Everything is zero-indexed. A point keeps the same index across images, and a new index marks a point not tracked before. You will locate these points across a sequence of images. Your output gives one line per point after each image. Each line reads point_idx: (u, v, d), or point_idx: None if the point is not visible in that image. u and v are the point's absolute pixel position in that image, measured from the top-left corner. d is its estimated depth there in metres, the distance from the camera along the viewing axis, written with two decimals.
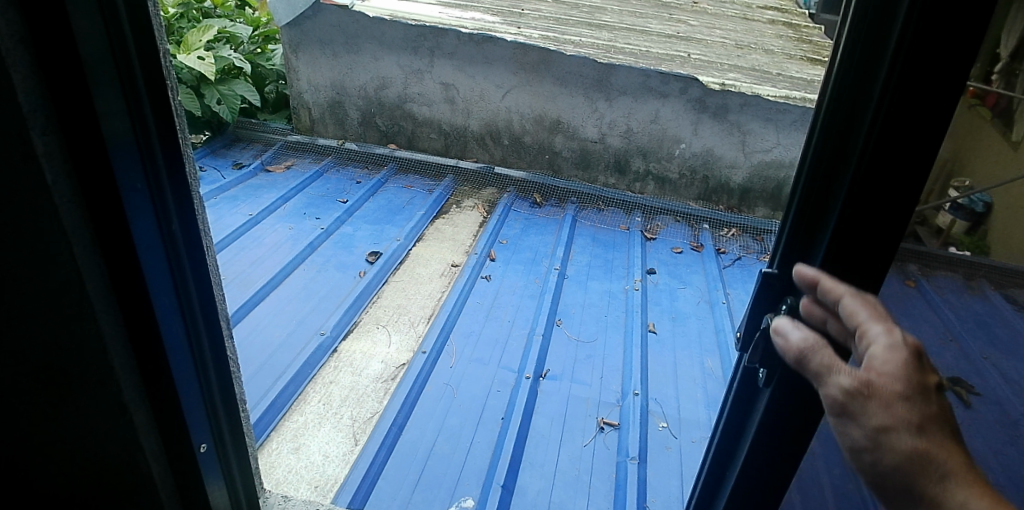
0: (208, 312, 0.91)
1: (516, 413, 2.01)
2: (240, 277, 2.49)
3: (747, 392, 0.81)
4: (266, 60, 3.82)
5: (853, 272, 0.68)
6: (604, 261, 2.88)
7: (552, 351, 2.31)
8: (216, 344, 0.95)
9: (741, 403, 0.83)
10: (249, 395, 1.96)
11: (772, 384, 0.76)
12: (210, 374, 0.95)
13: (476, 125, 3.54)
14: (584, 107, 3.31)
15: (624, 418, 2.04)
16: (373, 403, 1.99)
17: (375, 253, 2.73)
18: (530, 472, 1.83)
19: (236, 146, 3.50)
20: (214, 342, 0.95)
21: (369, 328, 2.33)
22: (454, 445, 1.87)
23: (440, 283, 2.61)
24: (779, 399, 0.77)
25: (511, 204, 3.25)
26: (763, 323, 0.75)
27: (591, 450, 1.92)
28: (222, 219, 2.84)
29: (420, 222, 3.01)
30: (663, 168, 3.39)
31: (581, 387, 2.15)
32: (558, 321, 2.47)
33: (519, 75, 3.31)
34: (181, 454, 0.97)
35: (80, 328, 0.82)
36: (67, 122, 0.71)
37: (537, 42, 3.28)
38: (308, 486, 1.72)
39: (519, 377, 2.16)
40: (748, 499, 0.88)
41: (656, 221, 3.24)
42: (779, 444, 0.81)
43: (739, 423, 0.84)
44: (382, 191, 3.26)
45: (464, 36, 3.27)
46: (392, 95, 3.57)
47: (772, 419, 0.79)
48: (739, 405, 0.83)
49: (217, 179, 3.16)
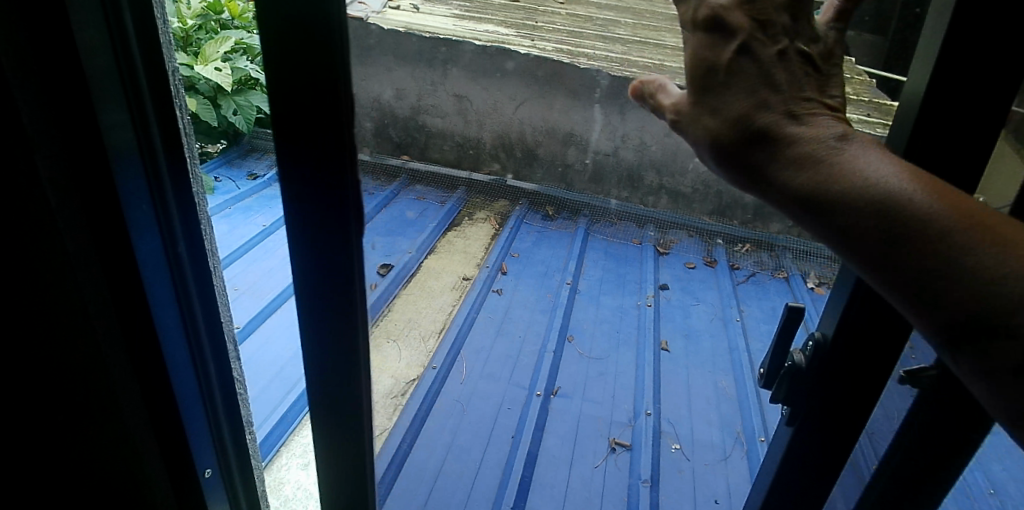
0: (216, 338, 0.89)
1: (526, 433, 1.99)
2: (253, 287, 2.49)
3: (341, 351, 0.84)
4: None
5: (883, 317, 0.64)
6: (617, 276, 2.86)
7: (563, 368, 2.29)
8: (223, 371, 0.92)
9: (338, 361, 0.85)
10: (259, 409, 1.96)
11: (794, 424, 0.73)
12: (217, 402, 0.93)
13: (488, 137, 3.53)
14: (597, 120, 3.31)
15: (636, 439, 2.01)
16: (383, 420, 1.98)
17: (386, 266, 2.67)
18: (540, 494, 1.80)
19: (250, 156, 3.52)
20: (221, 371, 0.92)
21: (380, 342, 2.31)
22: (464, 465, 1.86)
23: (452, 296, 2.60)
24: (801, 441, 0.74)
25: (522, 217, 3.24)
26: (790, 359, 0.72)
27: (603, 471, 1.89)
28: (235, 229, 2.85)
29: (432, 234, 3.00)
30: (676, 183, 3.31)
31: (592, 406, 2.13)
32: (570, 336, 2.45)
33: (532, 88, 3.32)
34: (185, 478, 0.95)
35: (81, 343, 0.81)
36: (71, 145, 0.70)
37: (551, 54, 3.30)
38: None
39: (529, 394, 2.14)
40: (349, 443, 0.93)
41: (669, 235, 3.22)
42: (796, 490, 0.77)
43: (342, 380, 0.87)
44: (395, 202, 3.27)
45: (478, 48, 3.30)
46: (405, 106, 3.56)
47: (792, 463, 0.75)
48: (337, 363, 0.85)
49: (231, 189, 3.17)
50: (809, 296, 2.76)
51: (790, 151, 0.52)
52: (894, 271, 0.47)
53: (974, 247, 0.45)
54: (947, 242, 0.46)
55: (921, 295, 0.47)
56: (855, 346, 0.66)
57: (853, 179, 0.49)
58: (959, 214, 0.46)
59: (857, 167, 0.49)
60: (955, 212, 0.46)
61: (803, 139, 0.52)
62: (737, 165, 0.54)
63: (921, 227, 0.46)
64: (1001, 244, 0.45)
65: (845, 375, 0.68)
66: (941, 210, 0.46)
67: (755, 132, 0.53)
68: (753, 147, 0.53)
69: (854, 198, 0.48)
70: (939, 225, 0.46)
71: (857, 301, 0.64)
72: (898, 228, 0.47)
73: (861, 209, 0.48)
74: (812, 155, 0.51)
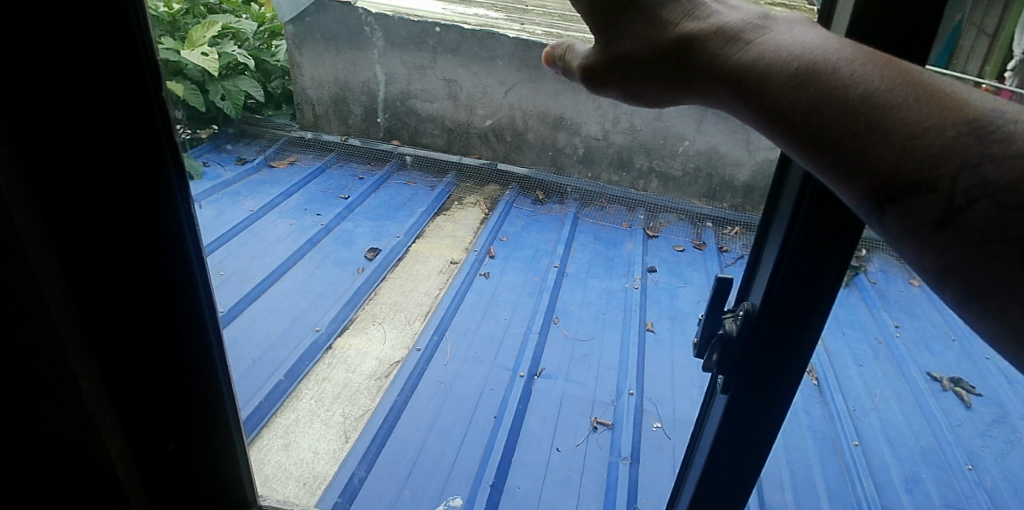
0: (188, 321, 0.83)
1: (508, 414, 2.01)
2: (239, 271, 2.51)
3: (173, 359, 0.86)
4: (271, 55, 3.81)
5: (808, 280, 0.65)
6: (605, 260, 2.86)
7: (548, 350, 2.31)
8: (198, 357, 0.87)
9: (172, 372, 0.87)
10: (243, 390, 1.99)
11: (729, 393, 0.75)
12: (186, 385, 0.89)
13: (479, 122, 3.55)
14: (588, 103, 3.32)
15: (617, 418, 2.04)
16: (365, 401, 2.01)
17: (373, 250, 2.74)
18: (520, 472, 1.82)
19: (240, 142, 3.53)
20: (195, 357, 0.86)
21: (365, 325, 2.34)
22: (444, 444, 1.88)
23: (439, 280, 2.61)
24: (734, 409, 0.76)
25: (512, 201, 3.24)
26: (723, 327, 0.74)
27: (583, 450, 1.91)
28: (223, 213, 2.88)
29: (420, 219, 3.01)
30: (667, 166, 3.35)
31: (575, 387, 2.14)
32: (556, 319, 2.46)
33: (522, 72, 3.32)
34: (156, 463, 0.94)
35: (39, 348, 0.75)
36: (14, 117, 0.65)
37: (541, 38, 3.30)
38: (297, 483, 1.73)
39: (513, 376, 2.16)
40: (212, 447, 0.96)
41: (659, 218, 3.21)
42: (732, 457, 0.80)
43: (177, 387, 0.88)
44: (384, 187, 3.28)
45: (467, 32, 3.31)
46: (394, 91, 3.58)
47: (727, 430, 0.77)
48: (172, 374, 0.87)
49: (220, 174, 3.19)
50: None
51: (721, 40, 0.52)
52: (814, 133, 0.46)
53: (904, 104, 0.44)
54: (871, 104, 0.44)
55: (845, 161, 0.45)
56: (783, 315, 0.68)
57: (770, 53, 0.49)
58: (870, 69, 0.46)
59: (768, 44, 0.50)
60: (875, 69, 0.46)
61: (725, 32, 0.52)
62: (664, 71, 0.56)
63: (842, 87, 0.45)
64: (921, 95, 0.44)
65: (776, 341, 0.69)
66: (860, 68, 0.46)
67: (680, 44, 0.54)
68: (681, 57, 0.54)
69: (766, 69, 0.49)
70: (866, 89, 0.45)
71: (782, 268, 0.65)
72: (817, 95, 0.46)
73: (778, 83, 0.48)
74: (737, 41, 0.52)
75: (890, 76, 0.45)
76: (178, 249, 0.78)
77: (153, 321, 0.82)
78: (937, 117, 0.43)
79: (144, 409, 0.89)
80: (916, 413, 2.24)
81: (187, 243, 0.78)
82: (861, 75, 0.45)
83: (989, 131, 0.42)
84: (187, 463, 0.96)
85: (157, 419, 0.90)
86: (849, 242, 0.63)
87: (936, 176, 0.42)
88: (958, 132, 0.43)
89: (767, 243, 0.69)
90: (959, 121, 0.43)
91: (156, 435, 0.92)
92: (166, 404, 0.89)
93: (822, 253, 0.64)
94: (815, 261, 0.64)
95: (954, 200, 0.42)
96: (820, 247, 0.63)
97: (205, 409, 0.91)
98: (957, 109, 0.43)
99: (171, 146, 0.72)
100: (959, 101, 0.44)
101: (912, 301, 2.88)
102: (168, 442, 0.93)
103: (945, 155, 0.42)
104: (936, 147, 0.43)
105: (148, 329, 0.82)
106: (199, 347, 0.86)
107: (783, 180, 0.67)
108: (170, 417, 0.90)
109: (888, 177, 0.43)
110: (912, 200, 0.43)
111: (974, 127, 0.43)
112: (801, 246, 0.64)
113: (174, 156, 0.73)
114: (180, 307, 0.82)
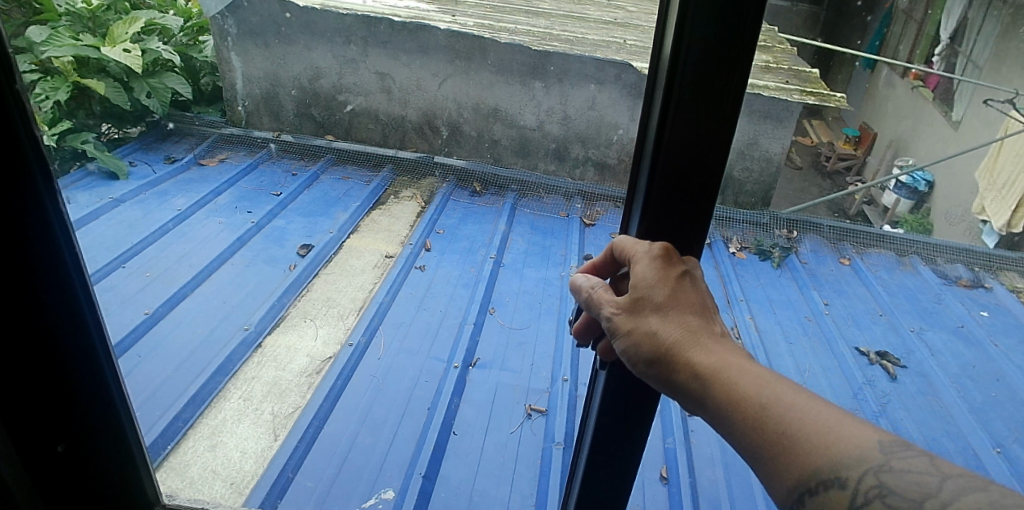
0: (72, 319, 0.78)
1: (442, 403, 2.01)
2: (165, 273, 2.44)
3: (54, 363, 0.80)
4: (199, 51, 3.70)
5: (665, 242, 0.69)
6: (542, 249, 2.88)
7: (482, 339, 2.32)
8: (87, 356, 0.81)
9: (53, 379, 0.81)
10: (165, 395, 1.92)
11: (606, 367, 0.78)
12: (71, 387, 0.83)
13: (414, 115, 3.56)
14: (521, 94, 3.35)
15: (552, 404, 2.04)
16: (296, 398, 1.99)
17: (306, 246, 2.71)
18: (453, 461, 1.80)
19: (169, 140, 3.43)
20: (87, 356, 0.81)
21: (296, 322, 2.31)
22: (376, 438, 1.86)
23: (374, 274, 2.61)
24: (613, 384, 0.79)
25: (450, 194, 3.24)
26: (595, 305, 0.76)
27: (517, 436, 1.91)
28: (150, 213, 2.79)
29: (355, 214, 2.99)
30: (602, 154, 3.41)
31: (510, 375, 2.16)
32: (491, 309, 2.48)
33: (454, 63, 3.36)
34: (46, 466, 0.87)
35: None
36: None
37: (472, 29, 3.33)
38: (224, 484, 1.69)
39: (447, 367, 2.17)
40: (106, 451, 0.90)
41: (596, 207, 3.23)
42: (615, 432, 0.83)
43: (60, 395, 0.82)
44: (317, 184, 3.23)
45: (398, 25, 3.32)
46: (327, 85, 3.57)
47: (612, 403, 0.80)
48: (53, 381, 0.81)
49: (146, 173, 3.08)
50: (734, 260, 2.99)
51: (707, 346, 0.65)
52: (743, 433, 0.60)
53: (828, 420, 0.58)
54: (796, 412, 0.59)
55: (779, 452, 0.58)
56: None
57: (714, 362, 0.64)
58: (791, 389, 0.61)
59: (714, 351, 0.65)
60: (794, 392, 0.60)
61: (694, 332, 0.66)
62: (663, 347, 0.66)
63: (762, 401, 0.60)
64: (826, 412, 0.58)
65: None
66: (781, 389, 0.61)
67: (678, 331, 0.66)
68: (680, 342, 0.65)
69: (722, 373, 0.63)
70: (796, 404, 0.59)
71: (647, 232, 0.69)
72: (767, 398, 0.60)
73: (716, 382, 0.63)
74: (713, 347, 0.65)
75: (817, 401, 0.60)
76: (50, 252, 0.73)
77: (28, 316, 0.76)
78: (854, 438, 0.57)
79: (27, 411, 0.82)
80: (843, 387, 2.31)
81: (58, 240, 0.73)
82: (795, 392, 0.60)
83: (893, 449, 0.55)
84: (83, 465, 0.89)
85: (44, 420, 0.83)
86: (709, 204, 0.67)
87: (843, 477, 0.55)
88: (867, 449, 0.55)
89: (630, 212, 0.72)
90: (869, 439, 0.56)
91: (43, 436, 0.85)
92: (50, 407, 0.83)
93: (687, 217, 0.67)
94: (679, 225, 0.68)
95: (856, 496, 0.54)
96: (677, 207, 0.67)
97: (97, 410, 0.86)
98: (869, 433, 0.57)
99: (34, 149, 0.68)
100: (877, 434, 0.57)
101: (840, 279, 3.00)
102: (57, 443, 0.86)
103: (860, 464, 0.55)
104: (844, 453, 0.56)
105: (23, 330, 0.76)
106: (85, 352, 0.81)
107: (639, 158, 0.69)
108: (55, 416, 0.84)
109: (803, 481, 0.56)
110: (826, 496, 0.55)
111: (883, 447, 0.55)
112: (657, 206, 0.67)
113: (37, 159, 0.69)
114: (54, 302, 0.76)
